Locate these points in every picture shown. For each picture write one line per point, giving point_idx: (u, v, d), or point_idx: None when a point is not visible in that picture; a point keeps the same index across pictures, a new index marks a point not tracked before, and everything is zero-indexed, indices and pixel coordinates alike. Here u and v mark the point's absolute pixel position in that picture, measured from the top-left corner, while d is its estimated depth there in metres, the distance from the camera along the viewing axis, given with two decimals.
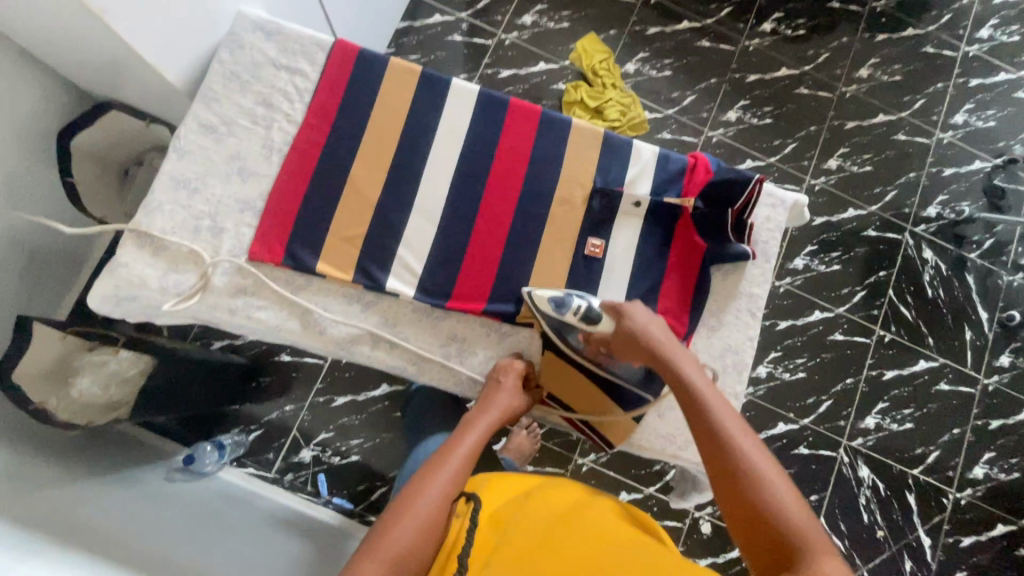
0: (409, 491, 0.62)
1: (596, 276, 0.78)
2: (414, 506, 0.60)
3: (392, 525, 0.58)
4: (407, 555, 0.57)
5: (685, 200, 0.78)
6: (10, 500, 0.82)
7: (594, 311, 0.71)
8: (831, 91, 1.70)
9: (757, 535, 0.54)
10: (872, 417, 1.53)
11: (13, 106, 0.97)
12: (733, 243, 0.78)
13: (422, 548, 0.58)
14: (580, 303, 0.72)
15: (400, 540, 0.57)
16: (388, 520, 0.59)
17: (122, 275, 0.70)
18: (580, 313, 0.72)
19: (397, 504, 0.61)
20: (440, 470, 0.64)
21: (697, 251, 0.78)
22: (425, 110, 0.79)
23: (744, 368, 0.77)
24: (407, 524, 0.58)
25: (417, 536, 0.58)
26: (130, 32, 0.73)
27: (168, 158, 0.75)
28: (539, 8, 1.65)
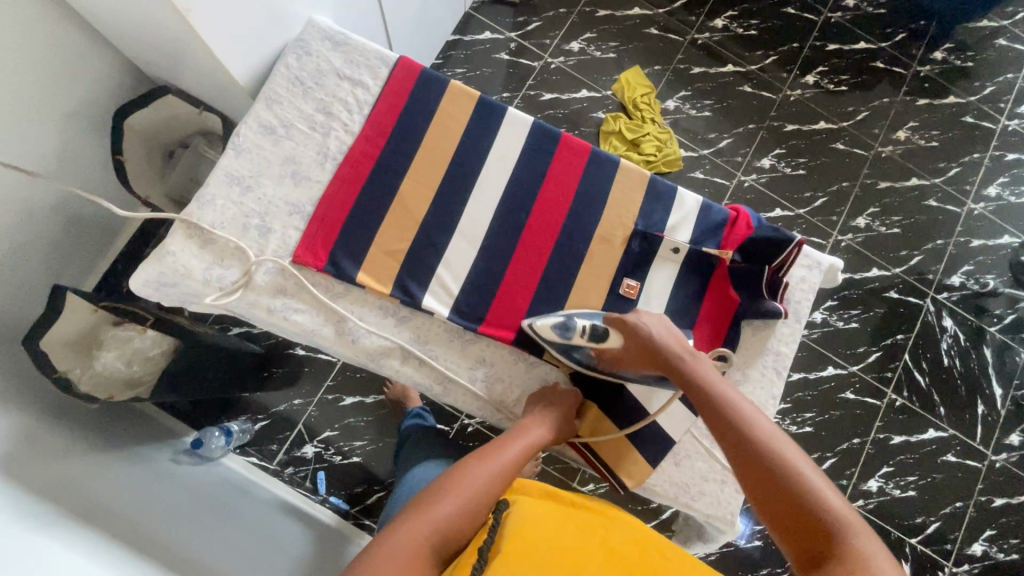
0: (453, 476, 0.64)
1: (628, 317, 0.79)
2: (457, 490, 0.62)
3: (434, 502, 0.60)
4: (445, 534, 0.58)
5: (724, 253, 0.79)
6: (28, 467, 0.83)
7: (598, 328, 0.73)
8: (867, 149, 1.71)
9: (795, 522, 0.54)
10: (875, 480, 1.52)
11: (73, 78, 1.01)
12: (767, 301, 0.78)
13: (459, 534, 0.59)
14: (584, 325, 0.73)
15: (441, 515, 0.59)
16: (431, 498, 0.61)
17: (169, 264, 0.72)
18: (586, 334, 0.73)
19: (441, 485, 0.63)
20: (485, 463, 0.66)
21: (730, 304, 0.79)
22: (479, 135, 0.81)
23: None
24: (449, 503, 0.60)
25: (458, 519, 0.60)
26: (207, 29, 0.75)
27: (226, 154, 0.76)
28: (588, 36, 1.68)
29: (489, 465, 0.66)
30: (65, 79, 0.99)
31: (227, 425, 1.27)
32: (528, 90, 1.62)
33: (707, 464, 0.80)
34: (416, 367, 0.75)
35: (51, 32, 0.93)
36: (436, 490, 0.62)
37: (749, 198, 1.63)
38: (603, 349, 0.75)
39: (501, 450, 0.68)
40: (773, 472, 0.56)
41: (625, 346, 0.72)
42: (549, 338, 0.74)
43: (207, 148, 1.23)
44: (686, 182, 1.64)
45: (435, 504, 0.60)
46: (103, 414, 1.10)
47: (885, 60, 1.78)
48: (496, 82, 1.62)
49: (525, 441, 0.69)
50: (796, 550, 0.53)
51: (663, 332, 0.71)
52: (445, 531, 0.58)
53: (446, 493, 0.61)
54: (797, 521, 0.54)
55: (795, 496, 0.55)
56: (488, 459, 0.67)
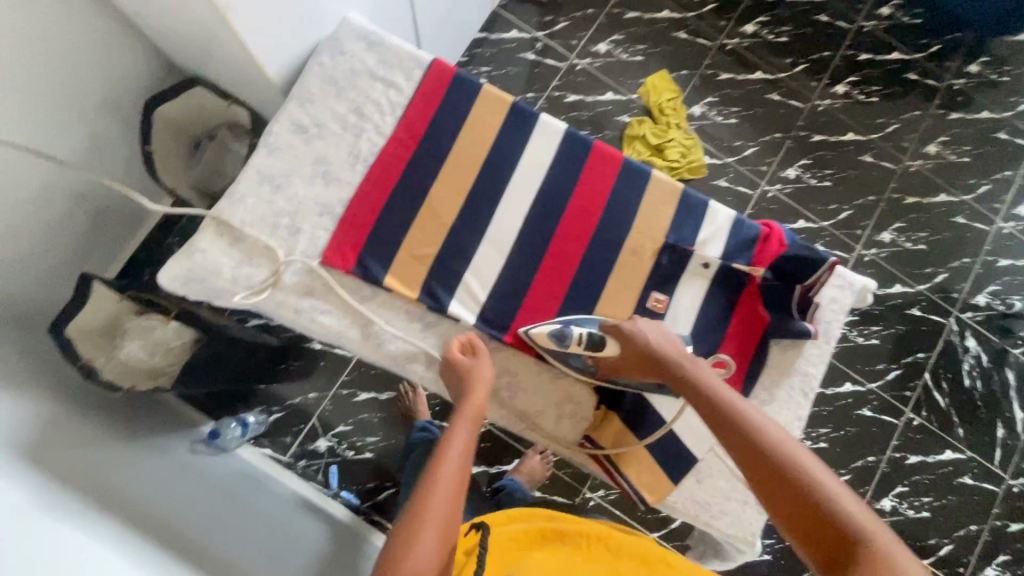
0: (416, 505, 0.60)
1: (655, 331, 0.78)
2: (427, 519, 0.58)
3: (405, 545, 0.57)
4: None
5: (755, 270, 0.78)
6: (54, 454, 0.85)
7: (597, 337, 0.74)
8: (895, 162, 1.68)
9: (815, 528, 0.54)
10: (889, 499, 1.50)
11: (104, 67, 1.01)
12: (796, 321, 0.77)
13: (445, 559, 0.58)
14: (580, 333, 0.73)
15: (419, 556, 0.56)
16: (401, 540, 0.57)
17: (198, 260, 0.72)
18: (583, 341, 0.73)
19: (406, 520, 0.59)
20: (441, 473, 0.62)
21: (759, 323, 0.78)
22: (511, 141, 0.80)
23: None
24: (424, 539, 0.57)
25: (439, 545, 0.58)
26: (244, 26, 0.75)
27: (258, 152, 0.76)
28: (615, 38, 1.66)
29: (447, 471, 0.62)
30: (96, 68, 1.00)
31: (243, 416, 1.29)
32: (553, 91, 1.61)
33: (730, 483, 0.79)
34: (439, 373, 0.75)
35: (83, 22, 0.93)
36: (404, 528, 0.58)
37: (772, 208, 1.61)
38: (600, 357, 0.75)
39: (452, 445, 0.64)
40: (785, 478, 0.58)
41: (624, 356, 0.73)
42: (546, 346, 0.74)
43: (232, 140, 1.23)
44: (709, 190, 1.62)
45: (408, 548, 0.56)
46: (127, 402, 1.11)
47: (918, 72, 1.74)
48: (521, 82, 1.61)
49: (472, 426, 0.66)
50: (820, 556, 0.53)
51: (661, 341, 0.72)
52: (430, 567, 0.56)
53: (415, 531, 0.58)
54: (813, 522, 0.55)
55: (810, 500, 0.56)
56: (443, 465, 0.63)
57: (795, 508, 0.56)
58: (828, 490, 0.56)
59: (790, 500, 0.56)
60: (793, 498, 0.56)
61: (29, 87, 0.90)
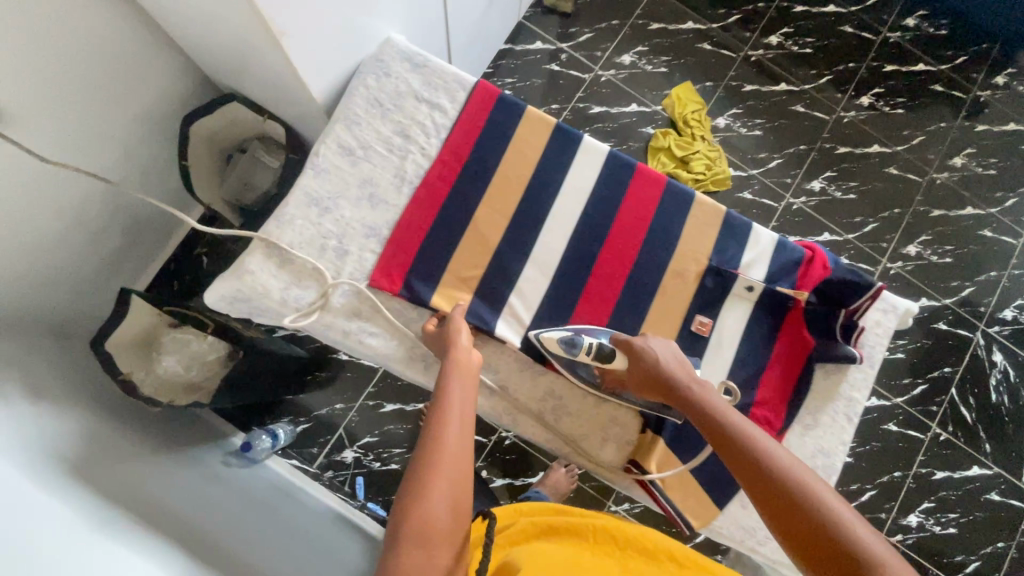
0: (420, 461, 0.59)
1: (700, 353, 0.78)
2: (435, 473, 0.58)
3: (415, 500, 0.57)
4: (444, 523, 0.57)
5: (799, 293, 0.78)
6: (97, 470, 0.86)
7: (605, 347, 0.73)
8: (921, 175, 1.67)
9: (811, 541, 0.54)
10: (915, 515, 1.49)
11: (143, 83, 1.02)
12: (841, 345, 0.77)
13: (459, 507, 0.59)
14: (591, 343, 0.73)
15: (432, 509, 0.56)
16: (410, 496, 0.57)
17: (248, 282, 0.73)
18: (593, 350, 0.73)
19: (410, 477, 0.58)
20: (443, 429, 0.61)
21: (804, 347, 0.79)
22: (555, 163, 0.80)
23: (834, 472, 0.76)
24: (434, 492, 0.57)
25: (451, 496, 0.58)
26: (293, 49, 0.76)
27: (305, 175, 0.76)
28: (640, 49, 1.66)
29: (448, 425, 0.62)
30: (135, 84, 1.01)
31: (273, 428, 1.29)
32: (577, 102, 1.61)
33: None
34: (487, 397, 0.76)
35: (123, 39, 0.94)
36: (411, 484, 0.58)
37: (796, 220, 1.60)
38: (608, 369, 0.74)
39: (448, 401, 0.64)
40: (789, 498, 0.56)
41: (632, 370, 0.73)
42: (554, 352, 0.74)
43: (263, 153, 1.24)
44: (734, 202, 1.61)
45: (418, 503, 0.56)
46: (162, 415, 1.13)
47: (944, 83, 1.73)
48: (547, 94, 1.61)
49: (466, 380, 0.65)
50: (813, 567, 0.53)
51: (669, 359, 0.71)
52: (445, 517, 0.57)
53: (423, 486, 0.58)
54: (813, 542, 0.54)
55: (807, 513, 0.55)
56: (444, 420, 0.62)
57: (794, 527, 0.55)
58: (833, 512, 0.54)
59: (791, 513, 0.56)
60: (794, 510, 0.56)
61: (69, 104, 0.91)
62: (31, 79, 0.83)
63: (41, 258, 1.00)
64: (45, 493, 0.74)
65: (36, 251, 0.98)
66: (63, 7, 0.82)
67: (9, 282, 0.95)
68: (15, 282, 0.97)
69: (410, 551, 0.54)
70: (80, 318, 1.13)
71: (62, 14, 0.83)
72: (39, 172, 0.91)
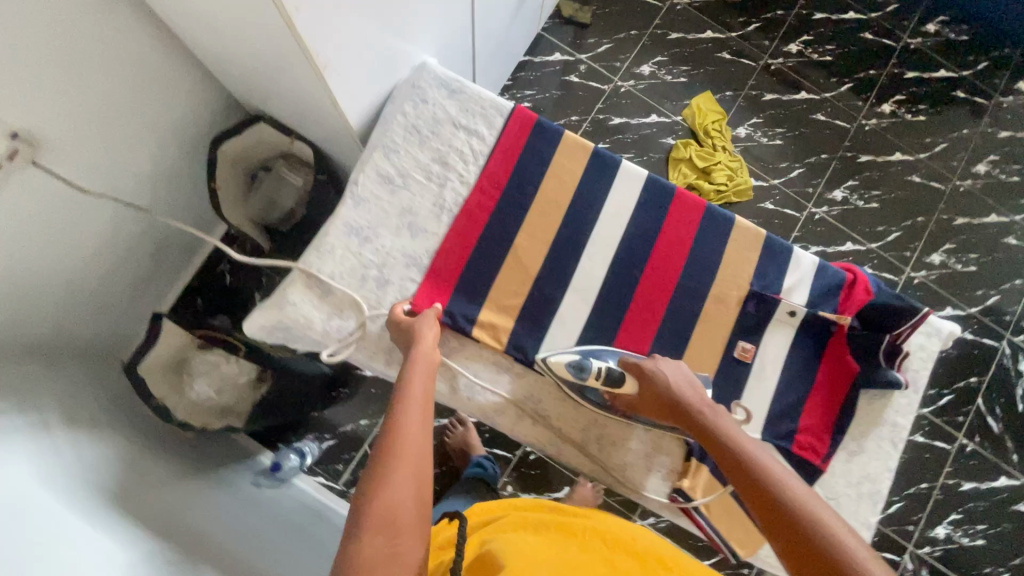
0: (381, 452, 0.60)
1: (743, 379, 0.78)
2: (396, 460, 0.59)
3: (377, 488, 0.56)
4: (410, 510, 0.56)
5: (842, 318, 0.78)
6: (135, 499, 0.85)
7: (615, 372, 0.73)
8: (944, 182, 1.65)
9: (803, 552, 0.55)
10: (943, 527, 1.47)
11: (172, 107, 1.02)
12: (886, 370, 0.77)
13: (423, 494, 0.58)
14: (600, 367, 0.73)
15: (395, 495, 0.56)
16: (372, 485, 0.57)
17: (291, 314, 0.73)
18: (602, 375, 0.73)
19: (373, 469, 0.58)
20: (404, 418, 0.63)
21: (848, 372, 0.79)
22: (593, 189, 0.81)
23: (880, 499, 0.75)
24: (397, 478, 0.57)
25: (414, 483, 0.58)
26: (333, 78, 0.77)
27: (345, 205, 0.76)
28: (659, 59, 1.65)
29: (408, 415, 0.63)
30: (166, 109, 1.01)
31: (298, 446, 1.29)
32: (597, 114, 1.60)
33: None
34: (530, 426, 0.77)
35: (154, 65, 0.94)
36: (374, 473, 0.58)
37: (818, 230, 1.59)
38: (618, 394, 0.75)
39: (409, 394, 0.65)
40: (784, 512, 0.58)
41: (642, 394, 0.74)
42: (564, 375, 0.74)
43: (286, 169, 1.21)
44: (755, 212, 1.60)
45: (380, 490, 0.56)
46: (195, 438, 1.13)
47: (966, 89, 1.71)
48: (566, 105, 1.60)
49: (426, 370, 0.67)
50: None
51: (681, 382, 0.73)
52: (409, 503, 0.56)
53: (385, 473, 0.58)
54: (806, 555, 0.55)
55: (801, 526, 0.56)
56: (403, 410, 0.63)
57: (789, 542, 0.56)
58: (831, 528, 0.55)
59: (786, 526, 0.57)
60: (789, 523, 0.57)
61: (104, 133, 0.91)
62: (69, 110, 0.84)
63: (74, 283, 1.00)
64: (91, 527, 0.74)
65: (69, 277, 0.98)
66: (101, 39, 0.82)
67: (43, 309, 0.96)
68: (50, 308, 0.97)
69: (372, 538, 0.53)
70: (109, 340, 1.13)
71: (99, 46, 0.83)
72: (74, 201, 0.92)
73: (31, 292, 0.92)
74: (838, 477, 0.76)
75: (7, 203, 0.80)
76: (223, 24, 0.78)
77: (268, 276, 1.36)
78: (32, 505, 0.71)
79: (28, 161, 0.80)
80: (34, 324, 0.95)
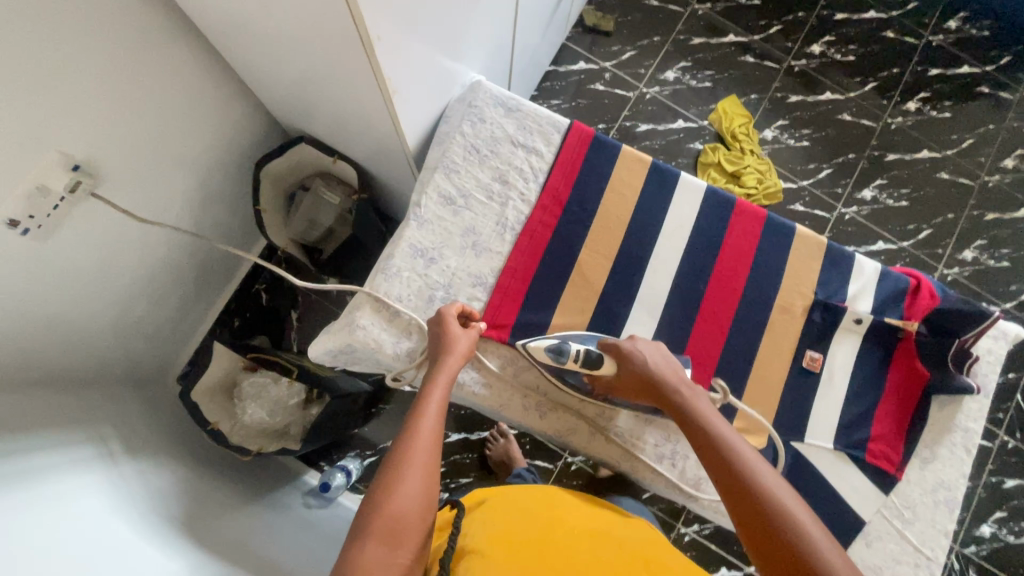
0: (393, 457, 0.61)
1: (813, 388, 0.86)
2: (407, 466, 0.59)
3: (386, 495, 0.57)
4: (415, 517, 0.57)
5: (909, 325, 0.87)
6: (197, 529, 0.86)
7: (593, 355, 0.77)
8: (972, 178, 1.64)
9: (764, 540, 0.58)
10: (988, 526, 1.46)
11: (225, 136, 1.03)
12: (959, 376, 0.84)
13: (430, 503, 0.59)
14: (578, 350, 0.78)
15: (403, 504, 0.57)
16: (381, 490, 0.58)
17: (361, 337, 0.76)
18: (580, 358, 0.77)
19: (385, 471, 0.59)
20: (419, 424, 0.63)
21: (919, 379, 0.87)
22: (655, 206, 0.89)
23: (956, 505, 0.82)
24: (407, 488, 0.58)
25: (423, 492, 0.59)
26: (402, 107, 0.80)
27: (409, 227, 0.82)
28: (683, 65, 1.66)
29: (426, 420, 0.64)
30: (220, 139, 1.03)
31: (343, 463, 1.25)
32: (624, 121, 1.61)
33: (900, 546, 0.81)
34: (603, 442, 0.83)
35: (211, 97, 0.95)
36: (385, 478, 0.59)
37: (849, 230, 1.59)
38: (597, 378, 0.79)
39: (430, 400, 0.66)
40: (756, 505, 0.60)
41: (619, 375, 0.77)
42: (542, 359, 0.78)
43: (321, 187, 1.17)
44: (785, 214, 1.60)
45: (390, 496, 0.57)
46: (251, 463, 1.15)
47: (990, 84, 1.71)
48: (593, 114, 1.61)
49: (448, 378, 0.68)
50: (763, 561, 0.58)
51: (658, 360, 0.76)
52: (415, 510, 0.58)
53: (395, 479, 0.58)
54: (771, 546, 0.57)
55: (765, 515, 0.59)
56: (421, 417, 0.64)
57: (757, 535, 0.59)
58: (794, 517, 0.58)
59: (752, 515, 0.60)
60: (754, 511, 0.60)
61: (162, 165, 0.92)
62: (132, 144, 0.84)
63: (127, 312, 1.01)
64: (164, 555, 0.74)
65: (121, 307, 0.98)
66: (160, 73, 0.83)
67: (101, 338, 0.97)
68: (107, 337, 0.98)
69: (376, 545, 0.54)
70: (156, 364, 1.14)
71: (159, 80, 0.84)
72: (132, 232, 0.93)
73: (87, 323, 0.92)
74: (913, 483, 0.83)
75: (65, 238, 0.81)
76: (281, 53, 0.79)
77: (305, 295, 1.36)
78: (106, 535, 0.71)
79: (88, 194, 0.80)
80: (94, 353, 0.97)
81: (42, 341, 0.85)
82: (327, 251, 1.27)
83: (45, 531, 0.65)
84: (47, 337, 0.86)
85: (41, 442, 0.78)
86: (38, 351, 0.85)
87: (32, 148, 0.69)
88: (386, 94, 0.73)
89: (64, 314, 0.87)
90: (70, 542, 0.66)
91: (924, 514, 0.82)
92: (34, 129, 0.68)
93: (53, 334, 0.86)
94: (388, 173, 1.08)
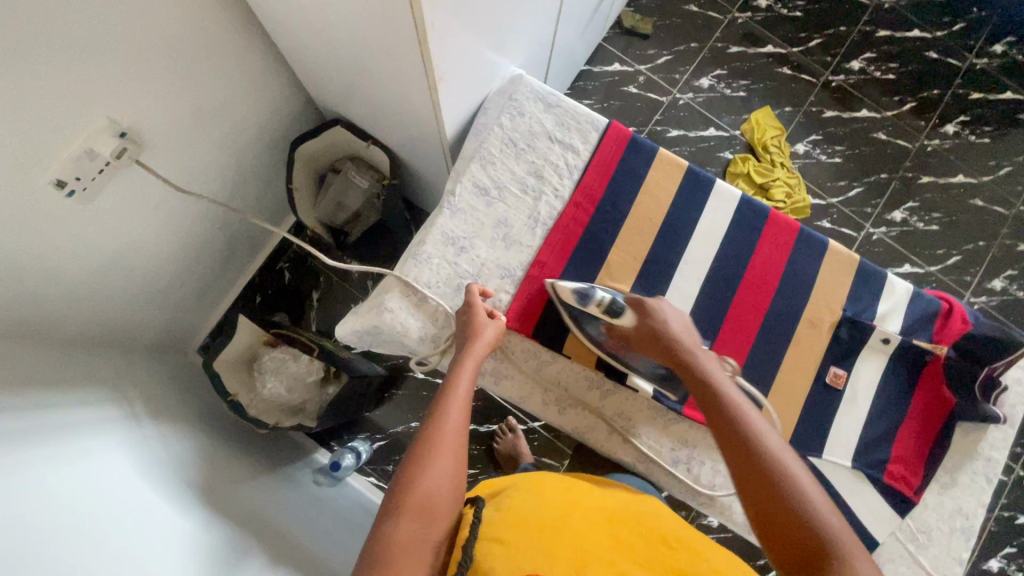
0: (420, 440, 0.61)
1: (835, 405, 0.86)
2: (437, 450, 0.60)
3: (415, 474, 0.58)
4: (446, 498, 0.58)
5: (938, 348, 0.86)
6: (214, 497, 0.87)
7: (617, 304, 0.79)
8: (1008, 207, 1.61)
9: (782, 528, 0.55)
10: (996, 560, 1.43)
11: (264, 113, 1.05)
12: (985, 405, 0.83)
13: (458, 483, 0.60)
14: (603, 296, 0.79)
15: (431, 483, 0.58)
16: (409, 470, 0.58)
17: (388, 320, 0.77)
18: (603, 305, 0.79)
19: (412, 453, 0.60)
20: (446, 409, 0.64)
21: (944, 405, 0.86)
22: (688, 211, 0.89)
23: (972, 534, 0.81)
24: (437, 469, 0.59)
25: (451, 472, 0.60)
26: (444, 94, 0.80)
27: (442, 215, 0.83)
28: (719, 73, 1.64)
29: (454, 406, 0.64)
30: (258, 116, 1.04)
31: (353, 444, 1.26)
32: (655, 125, 1.60)
33: (911, 570, 0.80)
34: (619, 443, 0.84)
35: (252, 73, 0.96)
36: (413, 457, 0.60)
37: (876, 251, 1.57)
38: (614, 326, 0.80)
39: (456, 386, 0.67)
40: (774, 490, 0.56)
41: (636, 328, 0.77)
42: (567, 299, 0.80)
43: (350, 169, 1.17)
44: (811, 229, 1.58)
45: (417, 475, 0.58)
46: (267, 437, 1.17)
47: None
48: (624, 116, 1.60)
49: (475, 363, 0.69)
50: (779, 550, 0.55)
51: (676, 325, 0.75)
52: (444, 492, 0.58)
53: (426, 459, 0.59)
54: (789, 535, 0.54)
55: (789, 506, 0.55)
56: (450, 399, 0.65)
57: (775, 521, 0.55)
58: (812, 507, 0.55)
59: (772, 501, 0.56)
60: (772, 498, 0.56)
61: (202, 138, 0.94)
62: (174, 117, 0.86)
63: (156, 279, 1.02)
64: (181, 518, 0.76)
65: (152, 274, 1.00)
66: (207, 50, 0.85)
67: (129, 304, 0.99)
68: (136, 303, 1.00)
69: (407, 522, 0.55)
70: (179, 333, 1.17)
71: (207, 55, 0.85)
72: (168, 201, 0.95)
73: (119, 288, 0.94)
74: (930, 509, 0.82)
75: (105, 202, 0.82)
76: (325, 35, 0.80)
77: (327, 276, 1.37)
78: (127, 495, 0.72)
79: (131, 160, 0.82)
80: (121, 319, 0.98)
81: (76, 303, 0.87)
82: (353, 234, 1.28)
83: (69, 488, 0.66)
84: (81, 298, 0.88)
85: (68, 400, 0.80)
86: (71, 312, 0.87)
87: (80, 112, 0.71)
88: (431, 81, 0.73)
89: (98, 278, 0.89)
90: (91, 499, 0.67)
91: (938, 540, 0.81)
92: (84, 93, 0.70)
93: (86, 296, 0.88)
94: (420, 161, 1.09)
